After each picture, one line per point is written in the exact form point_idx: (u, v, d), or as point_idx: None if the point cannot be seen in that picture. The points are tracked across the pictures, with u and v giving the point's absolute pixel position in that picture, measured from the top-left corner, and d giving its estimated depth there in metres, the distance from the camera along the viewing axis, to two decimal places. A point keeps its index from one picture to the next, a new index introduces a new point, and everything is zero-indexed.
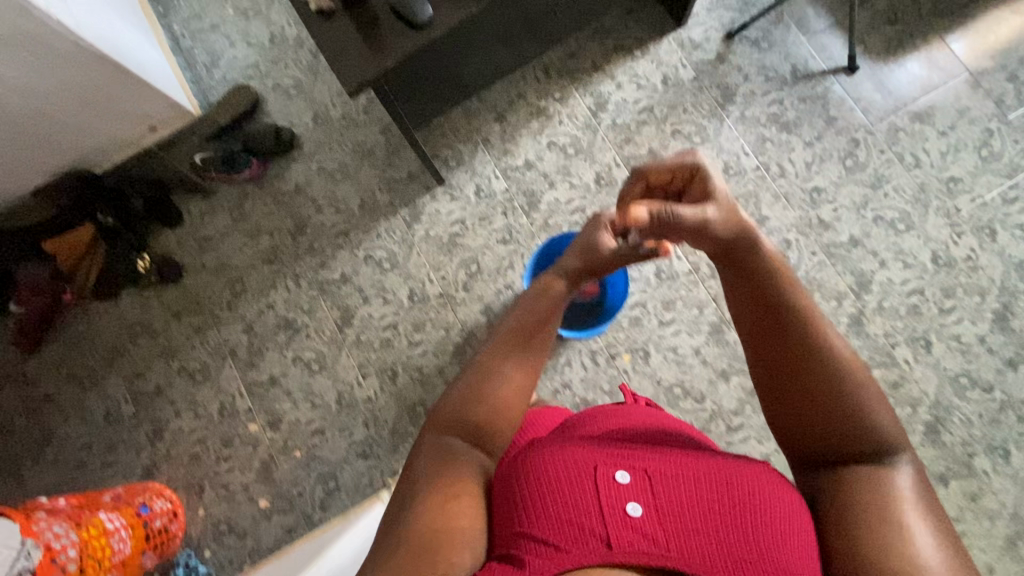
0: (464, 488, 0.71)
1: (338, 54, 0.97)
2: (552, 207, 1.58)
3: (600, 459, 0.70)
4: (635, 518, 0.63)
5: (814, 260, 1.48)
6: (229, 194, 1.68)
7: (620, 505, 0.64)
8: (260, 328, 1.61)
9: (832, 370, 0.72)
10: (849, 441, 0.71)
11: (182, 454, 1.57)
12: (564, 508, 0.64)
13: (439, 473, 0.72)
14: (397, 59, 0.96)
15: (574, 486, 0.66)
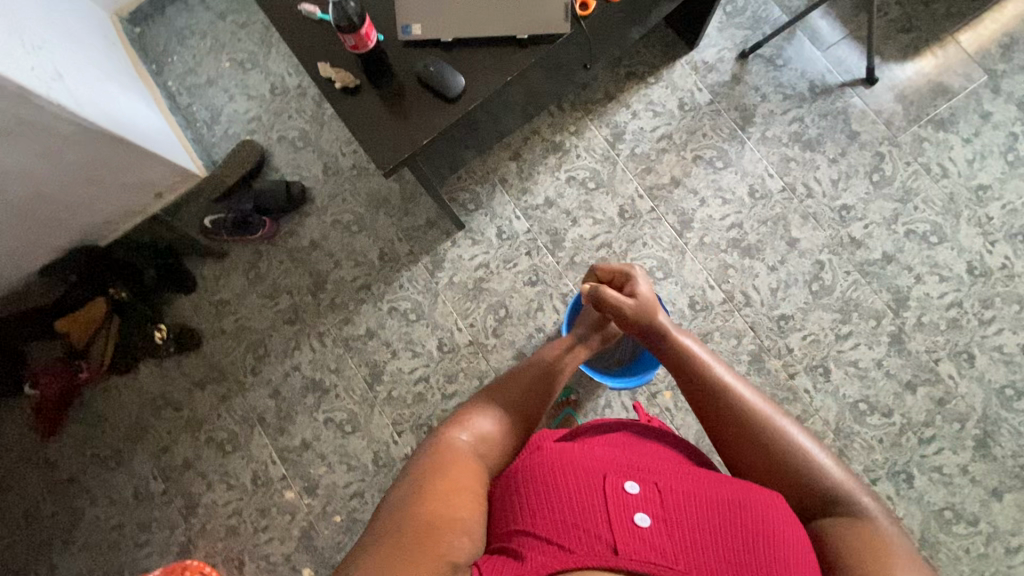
0: (470, 485, 0.74)
1: (370, 133, 1.04)
2: (577, 244, 1.54)
3: (610, 471, 0.71)
4: (642, 528, 0.64)
5: (848, 279, 1.46)
6: (243, 254, 1.63)
7: (627, 514, 0.65)
8: (288, 391, 1.56)
9: (794, 456, 0.79)
10: (805, 496, 0.77)
11: (218, 527, 1.53)
12: (572, 511, 0.65)
13: (449, 466, 0.75)
14: (429, 134, 1.03)
15: (583, 493, 0.67)
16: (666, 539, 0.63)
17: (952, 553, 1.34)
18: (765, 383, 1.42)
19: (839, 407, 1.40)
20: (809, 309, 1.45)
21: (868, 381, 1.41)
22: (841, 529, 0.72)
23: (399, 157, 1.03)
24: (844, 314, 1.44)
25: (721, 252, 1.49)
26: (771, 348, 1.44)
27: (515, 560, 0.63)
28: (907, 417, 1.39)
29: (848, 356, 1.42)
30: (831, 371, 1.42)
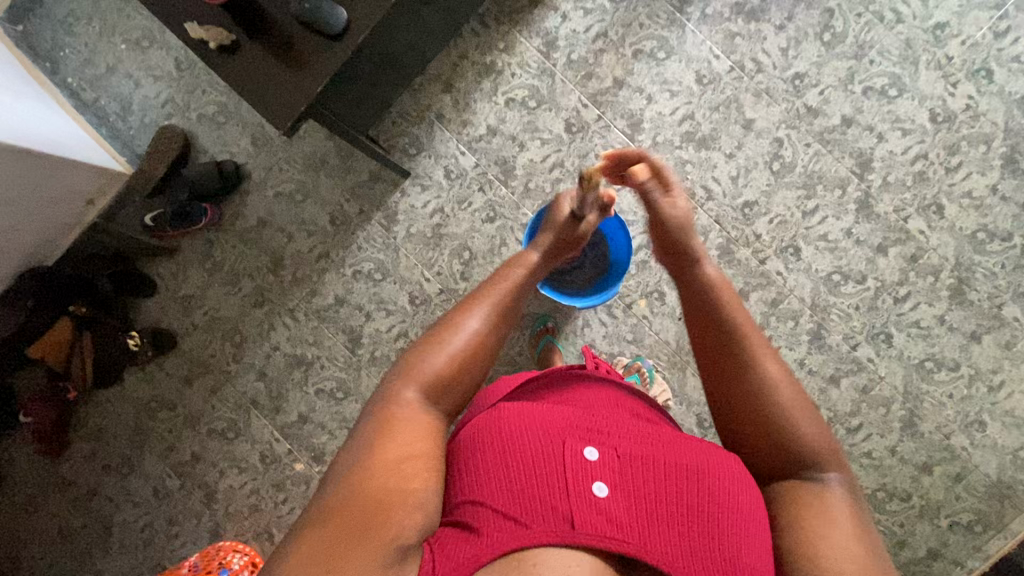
0: (420, 446, 0.68)
1: (260, 96, 0.98)
2: (528, 169, 1.47)
3: (569, 434, 0.68)
4: (599, 500, 0.61)
5: (810, 152, 1.40)
6: (195, 246, 1.59)
7: (586, 484, 0.62)
8: (274, 371, 1.57)
9: (783, 411, 0.74)
10: (784, 452, 0.73)
11: (241, 508, 1.59)
12: (530, 485, 0.62)
13: (395, 426, 0.69)
14: (322, 82, 0.96)
15: (540, 460, 0.64)
16: (620, 506, 0.61)
17: (936, 400, 1.38)
18: (737, 273, 1.41)
19: (814, 283, 1.40)
20: (773, 191, 1.41)
21: (839, 252, 1.40)
22: (792, 487, 0.72)
23: (296, 115, 0.96)
24: (809, 190, 1.40)
25: (677, 149, 1.43)
26: (739, 238, 1.41)
27: (469, 535, 0.61)
28: (881, 280, 1.39)
29: (817, 232, 1.40)
30: (802, 249, 1.40)
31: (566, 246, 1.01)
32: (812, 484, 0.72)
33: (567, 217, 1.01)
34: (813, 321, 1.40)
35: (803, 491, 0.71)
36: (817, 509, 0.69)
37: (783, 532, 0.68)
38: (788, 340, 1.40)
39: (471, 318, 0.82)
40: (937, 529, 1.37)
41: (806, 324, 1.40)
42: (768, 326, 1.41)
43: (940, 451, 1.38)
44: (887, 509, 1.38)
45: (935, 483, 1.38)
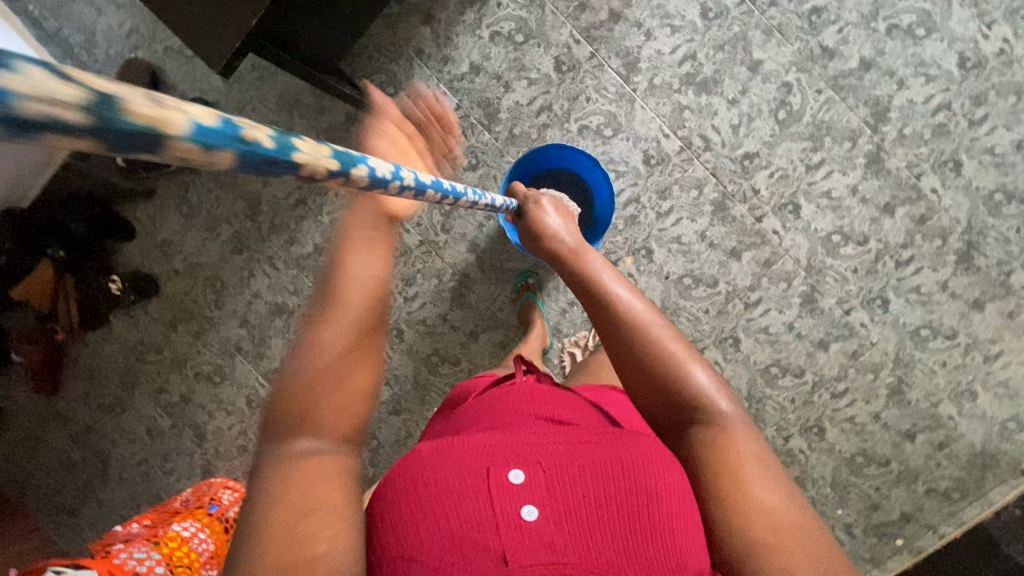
0: (322, 495, 0.54)
1: (199, 36, 0.93)
2: (513, 113, 1.37)
3: (491, 457, 0.62)
4: (531, 525, 0.56)
5: (820, 99, 1.28)
6: (172, 189, 1.54)
7: (513, 509, 0.57)
8: (255, 318, 1.56)
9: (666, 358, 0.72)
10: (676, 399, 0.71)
11: (230, 448, 1.64)
12: (453, 514, 0.57)
13: (287, 488, 0.54)
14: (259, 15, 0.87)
15: (461, 488, 0.58)
16: (558, 531, 0.56)
17: (927, 368, 1.34)
18: (730, 231, 1.33)
19: (812, 243, 1.32)
20: (776, 142, 1.30)
21: (842, 211, 1.30)
22: (702, 441, 0.69)
23: (227, 53, 0.91)
24: (816, 141, 1.29)
25: (675, 93, 1.31)
26: (736, 193, 1.32)
27: None
28: (884, 242, 1.31)
29: (820, 188, 1.30)
30: (802, 206, 1.31)
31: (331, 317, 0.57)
32: (714, 427, 0.69)
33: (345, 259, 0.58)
34: (807, 283, 1.33)
35: (707, 437, 0.68)
36: (744, 481, 0.64)
37: (710, 507, 0.65)
38: (778, 302, 1.35)
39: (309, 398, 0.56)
40: (914, 495, 1.36)
41: (799, 286, 1.34)
42: (758, 287, 1.34)
43: (926, 418, 1.35)
44: (865, 474, 1.37)
45: (916, 450, 1.36)
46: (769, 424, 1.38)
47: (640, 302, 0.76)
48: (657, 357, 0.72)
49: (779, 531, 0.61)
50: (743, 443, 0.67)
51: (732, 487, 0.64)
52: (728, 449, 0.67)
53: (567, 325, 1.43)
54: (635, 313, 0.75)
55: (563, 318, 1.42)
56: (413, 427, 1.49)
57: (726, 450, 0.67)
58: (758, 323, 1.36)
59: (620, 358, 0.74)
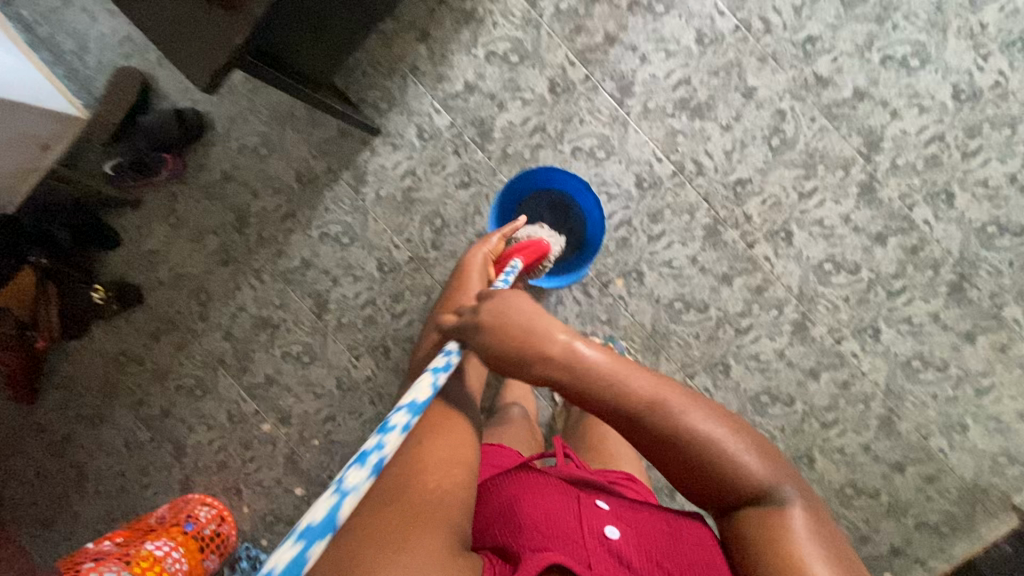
0: (465, 452, 0.72)
1: (184, 53, 0.91)
2: (507, 132, 1.36)
3: (579, 493, 0.78)
4: (610, 539, 0.68)
5: (814, 127, 1.28)
6: (159, 199, 1.52)
7: (598, 524, 0.70)
8: (240, 332, 1.53)
9: (691, 438, 0.68)
10: (726, 479, 0.68)
11: (210, 463, 1.61)
12: (558, 517, 0.69)
13: (439, 441, 0.70)
14: (245, 34, 0.88)
15: (559, 501, 0.73)
16: (632, 549, 0.68)
17: (918, 400, 1.33)
18: (722, 256, 1.32)
19: (804, 271, 1.31)
20: (769, 168, 1.29)
21: (834, 240, 1.30)
22: (751, 518, 0.68)
23: (214, 69, 0.89)
24: (809, 169, 1.29)
25: (669, 118, 1.31)
26: (728, 219, 1.32)
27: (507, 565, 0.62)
28: (875, 271, 1.30)
29: (812, 216, 1.30)
30: (794, 234, 1.31)
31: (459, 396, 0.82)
32: (769, 507, 0.68)
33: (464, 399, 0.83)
34: (798, 311, 1.32)
35: (761, 512, 0.68)
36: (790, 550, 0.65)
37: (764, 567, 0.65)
38: (768, 329, 1.33)
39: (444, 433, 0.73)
40: (903, 527, 1.34)
41: (790, 314, 1.33)
42: (749, 313, 1.33)
43: (916, 451, 1.34)
44: (854, 506, 1.35)
45: (906, 482, 1.34)
46: None
47: (643, 380, 0.70)
48: (692, 442, 0.68)
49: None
50: (787, 504, 0.67)
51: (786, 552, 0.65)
52: (772, 518, 0.67)
53: None
54: (659, 403, 0.69)
55: None
56: None
57: (772, 523, 0.67)
58: (748, 349, 1.34)
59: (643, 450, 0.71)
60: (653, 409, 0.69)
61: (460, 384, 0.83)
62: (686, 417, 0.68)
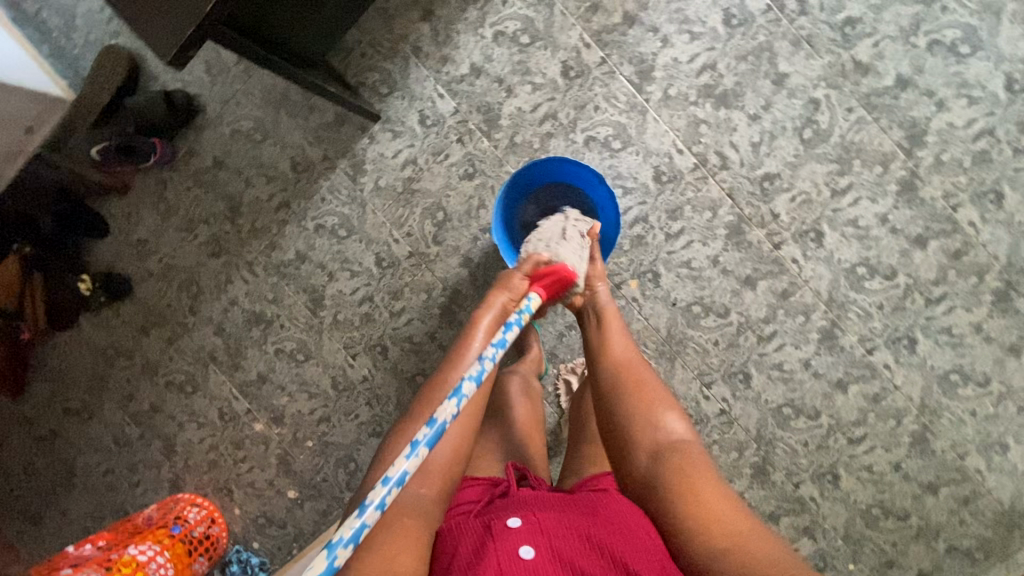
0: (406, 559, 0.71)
1: (157, 29, 0.85)
2: (515, 120, 1.27)
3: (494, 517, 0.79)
4: (525, 556, 0.71)
5: (851, 118, 1.17)
6: (148, 186, 1.45)
7: (510, 542, 0.73)
8: (232, 327, 1.46)
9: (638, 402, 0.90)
10: (652, 436, 0.86)
11: (200, 462, 1.54)
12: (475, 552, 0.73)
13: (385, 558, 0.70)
14: (216, 4, 0.80)
15: (475, 543, 0.75)
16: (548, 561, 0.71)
17: (955, 417, 1.22)
18: (746, 257, 1.22)
19: (835, 275, 1.21)
20: (800, 162, 1.19)
21: (869, 241, 1.19)
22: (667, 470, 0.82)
23: (181, 41, 0.83)
24: (844, 164, 1.18)
25: (691, 106, 1.21)
26: (753, 217, 1.21)
27: None
28: (914, 277, 1.19)
29: (846, 215, 1.19)
30: (826, 234, 1.20)
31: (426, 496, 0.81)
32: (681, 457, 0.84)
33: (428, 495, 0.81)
34: (826, 318, 1.22)
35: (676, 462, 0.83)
36: (694, 481, 0.80)
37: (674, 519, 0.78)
38: (794, 337, 1.23)
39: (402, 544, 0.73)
40: (934, 552, 1.25)
41: (818, 321, 1.23)
42: (773, 319, 1.23)
43: (951, 471, 1.23)
44: (882, 527, 1.26)
45: (939, 505, 1.24)
46: (779, 468, 1.27)
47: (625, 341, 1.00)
48: (643, 402, 0.90)
49: (723, 520, 0.75)
50: (693, 451, 0.85)
51: (693, 486, 0.79)
52: (681, 457, 0.83)
53: (564, 350, 1.31)
54: (627, 365, 0.96)
55: (559, 343, 1.31)
56: None
57: (683, 464, 0.82)
58: (772, 358, 1.25)
59: (607, 412, 0.92)
60: (619, 368, 0.96)
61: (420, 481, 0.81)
62: (641, 375, 0.94)
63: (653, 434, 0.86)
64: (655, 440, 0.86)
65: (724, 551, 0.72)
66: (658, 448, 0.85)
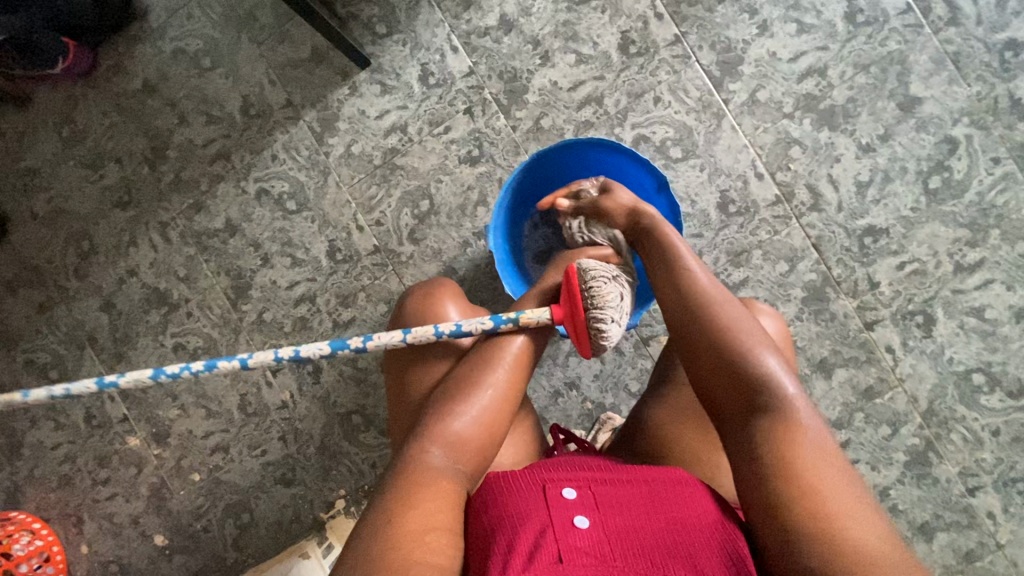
0: (440, 507, 0.50)
1: None
2: (545, 97, 0.95)
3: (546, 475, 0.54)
4: (582, 529, 0.48)
5: (995, 172, 0.87)
6: (53, 102, 1.08)
7: (563, 516, 0.49)
8: (123, 303, 1.06)
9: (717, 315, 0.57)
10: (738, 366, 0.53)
11: (48, 476, 1.06)
12: (507, 523, 0.49)
13: (418, 486, 0.51)
14: None
15: (515, 498, 0.51)
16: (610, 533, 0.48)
17: None
18: (825, 334, 0.89)
19: (941, 380, 0.88)
20: (917, 220, 0.88)
21: (995, 342, 0.87)
22: (769, 425, 0.50)
23: None
24: (975, 233, 0.87)
25: (784, 119, 0.90)
26: (843, 279, 0.89)
27: None
28: None
29: (969, 300, 0.88)
30: (937, 321, 0.88)
31: (475, 448, 0.56)
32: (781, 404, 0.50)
33: (478, 433, 0.57)
34: (921, 436, 0.89)
35: (779, 416, 0.50)
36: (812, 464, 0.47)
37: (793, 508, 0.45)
38: (871, 455, 0.89)
39: (437, 454, 0.54)
40: None
41: (908, 438, 0.89)
42: (848, 424, 0.89)
43: None
44: None
45: None
46: None
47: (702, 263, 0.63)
48: (732, 343, 0.55)
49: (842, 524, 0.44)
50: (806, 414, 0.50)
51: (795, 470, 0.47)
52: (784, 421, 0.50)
53: (556, 415, 0.96)
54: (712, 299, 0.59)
55: (552, 405, 0.96)
56: (305, 509, 1.01)
57: (787, 439, 0.49)
58: None
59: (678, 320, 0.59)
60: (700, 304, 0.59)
61: (476, 400, 0.58)
62: (730, 312, 0.58)
63: (747, 384, 0.53)
64: (748, 392, 0.52)
65: (830, 551, 0.43)
66: (749, 403, 0.52)
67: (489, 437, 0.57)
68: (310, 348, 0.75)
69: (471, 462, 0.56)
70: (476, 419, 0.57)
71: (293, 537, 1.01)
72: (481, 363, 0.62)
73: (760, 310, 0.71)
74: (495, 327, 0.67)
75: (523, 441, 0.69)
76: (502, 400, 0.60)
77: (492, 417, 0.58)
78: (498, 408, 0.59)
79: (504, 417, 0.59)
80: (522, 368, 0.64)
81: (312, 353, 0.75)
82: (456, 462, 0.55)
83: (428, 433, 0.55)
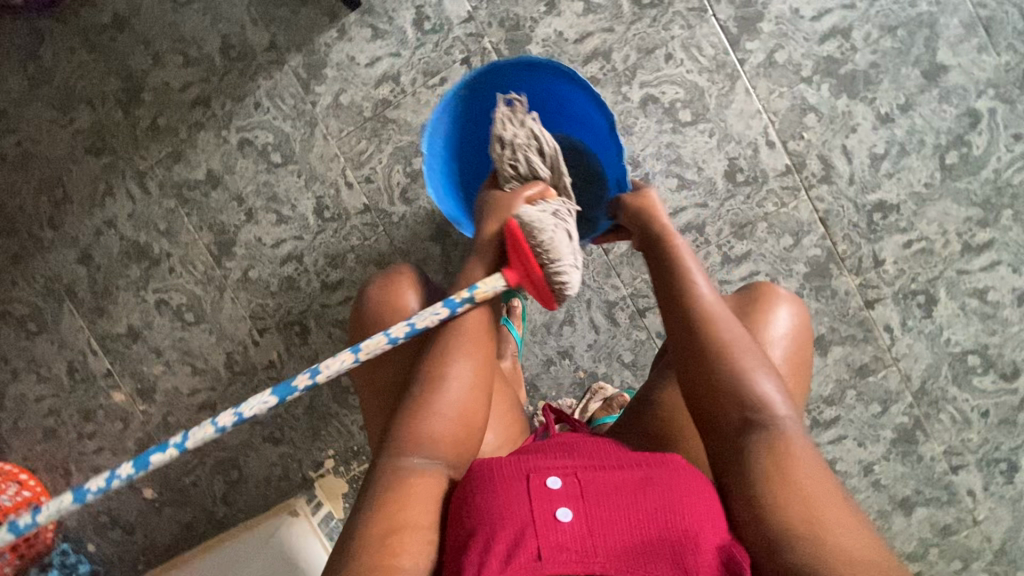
0: (417, 515, 0.50)
1: None
2: (549, 49, 0.89)
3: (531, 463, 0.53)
4: (562, 522, 0.47)
5: (1015, 149, 0.84)
6: (16, 35, 0.99)
7: (546, 509, 0.48)
8: (102, 256, 1.02)
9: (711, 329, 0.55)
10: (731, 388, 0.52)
11: (32, 428, 1.04)
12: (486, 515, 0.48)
13: (395, 491, 0.51)
14: None
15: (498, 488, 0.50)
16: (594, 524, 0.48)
17: None
18: (824, 311, 0.88)
19: (936, 361, 0.88)
20: (930, 197, 0.85)
21: (994, 324, 0.86)
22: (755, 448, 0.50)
23: None
24: (988, 212, 0.85)
25: (801, 83, 0.85)
26: (848, 256, 0.87)
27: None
28: None
29: (973, 281, 0.86)
30: (938, 302, 0.87)
31: (449, 441, 0.55)
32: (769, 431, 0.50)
33: (450, 425, 0.55)
34: (910, 415, 0.89)
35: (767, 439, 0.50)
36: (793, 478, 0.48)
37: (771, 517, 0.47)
38: (859, 432, 0.89)
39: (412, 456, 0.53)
40: None
41: (898, 416, 0.89)
42: (840, 401, 0.89)
43: None
44: None
45: None
46: None
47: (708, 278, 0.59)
48: (730, 364, 0.53)
49: (832, 534, 0.45)
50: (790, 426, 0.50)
51: (778, 482, 0.48)
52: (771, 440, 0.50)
53: (548, 383, 0.94)
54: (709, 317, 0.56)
55: (544, 372, 0.94)
56: (293, 468, 1.01)
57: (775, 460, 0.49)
58: (823, 453, 0.90)
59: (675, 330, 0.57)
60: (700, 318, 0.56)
61: (443, 390, 0.56)
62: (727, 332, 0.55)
63: (739, 405, 0.52)
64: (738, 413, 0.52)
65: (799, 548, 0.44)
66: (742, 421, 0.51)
67: (461, 426, 0.56)
68: (253, 406, 0.64)
69: (447, 456, 0.55)
70: (446, 411, 0.55)
71: (283, 494, 1.01)
72: (441, 351, 0.59)
73: (778, 297, 0.69)
74: (451, 313, 0.61)
75: (502, 413, 0.69)
76: (469, 384, 0.57)
77: (464, 408, 0.56)
78: (466, 393, 0.57)
79: (474, 401, 0.57)
80: (484, 343, 0.61)
81: (255, 410, 0.64)
82: (430, 458, 0.54)
83: (396, 438, 0.54)
